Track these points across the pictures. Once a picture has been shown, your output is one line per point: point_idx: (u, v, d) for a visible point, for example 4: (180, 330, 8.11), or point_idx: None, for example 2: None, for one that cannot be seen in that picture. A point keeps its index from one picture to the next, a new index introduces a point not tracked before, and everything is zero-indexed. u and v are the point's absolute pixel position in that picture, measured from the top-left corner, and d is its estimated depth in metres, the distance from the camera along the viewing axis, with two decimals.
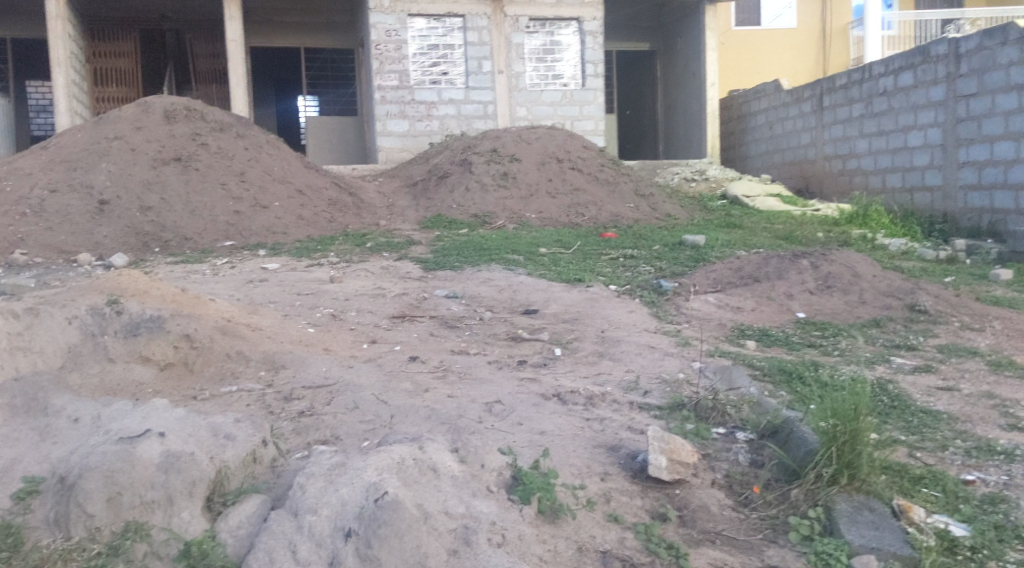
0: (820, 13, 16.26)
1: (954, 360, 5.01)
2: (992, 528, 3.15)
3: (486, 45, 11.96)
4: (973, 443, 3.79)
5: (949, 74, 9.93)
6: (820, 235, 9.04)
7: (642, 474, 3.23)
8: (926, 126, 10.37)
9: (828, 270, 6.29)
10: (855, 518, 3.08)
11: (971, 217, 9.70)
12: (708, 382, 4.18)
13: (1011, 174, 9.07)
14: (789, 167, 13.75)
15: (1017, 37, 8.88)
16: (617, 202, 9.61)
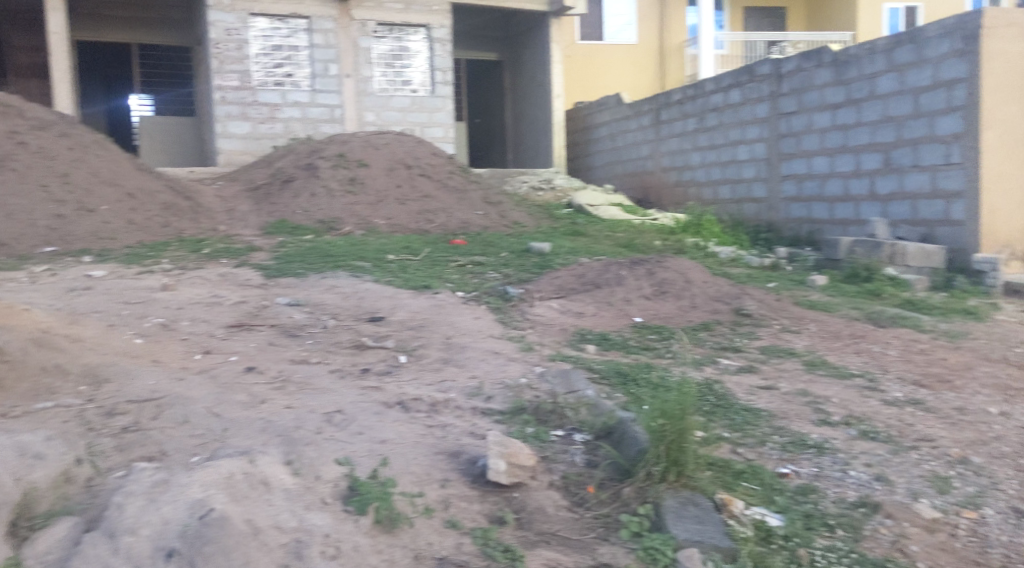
0: (659, 32, 17.02)
1: (774, 360, 5.36)
2: (801, 517, 3.39)
3: (332, 48, 11.78)
4: (788, 437, 4.07)
5: (772, 93, 10.59)
6: (658, 243, 9.45)
7: (481, 479, 3.29)
8: (753, 140, 11.03)
9: (663, 276, 6.59)
10: (680, 514, 3.22)
11: (793, 227, 10.40)
12: (548, 386, 4.28)
13: (826, 187, 9.78)
14: (630, 178, 14.29)
15: (830, 61, 9.58)
16: (466, 208, 9.69)
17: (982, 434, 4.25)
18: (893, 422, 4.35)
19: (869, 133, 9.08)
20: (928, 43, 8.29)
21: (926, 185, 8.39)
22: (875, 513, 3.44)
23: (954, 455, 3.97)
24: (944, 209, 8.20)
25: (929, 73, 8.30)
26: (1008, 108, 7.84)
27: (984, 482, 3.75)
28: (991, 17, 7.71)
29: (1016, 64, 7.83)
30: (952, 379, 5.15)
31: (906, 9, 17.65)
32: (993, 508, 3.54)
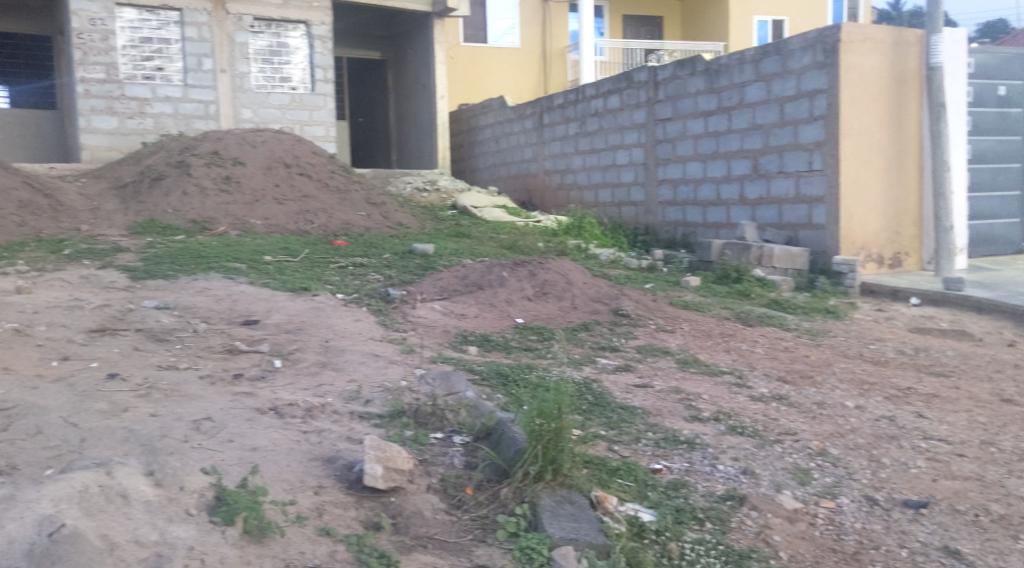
0: (541, 36, 17.24)
1: (650, 359, 5.51)
2: (672, 511, 3.48)
3: (206, 42, 11.38)
4: (662, 434, 4.18)
5: (649, 99, 10.89)
6: (540, 245, 9.55)
7: (357, 484, 3.24)
8: (631, 146, 11.31)
9: (544, 278, 6.66)
10: (556, 512, 3.25)
11: (669, 230, 10.72)
12: (428, 388, 4.24)
13: (700, 191, 10.12)
14: (514, 180, 14.42)
15: (703, 69, 9.92)
16: (347, 209, 9.53)
17: (840, 427, 4.49)
18: (759, 417, 4.54)
19: (740, 140, 9.46)
20: (792, 55, 8.70)
21: (791, 191, 8.80)
22: (741, 505, 3.59)
23: (815, 447, 4.18)
24: (807, 213, 8.62)
25: (793, 84, 8.71)
26: (864, 118, 8.28)
27: (841, 472, 3.95)
28: (849, 32, 8.14)
29: (871, 77, 8.29)
30: (814, 374, 5.41)
31: (774, 22, 18.48)
32: (848, 496, 3.74)
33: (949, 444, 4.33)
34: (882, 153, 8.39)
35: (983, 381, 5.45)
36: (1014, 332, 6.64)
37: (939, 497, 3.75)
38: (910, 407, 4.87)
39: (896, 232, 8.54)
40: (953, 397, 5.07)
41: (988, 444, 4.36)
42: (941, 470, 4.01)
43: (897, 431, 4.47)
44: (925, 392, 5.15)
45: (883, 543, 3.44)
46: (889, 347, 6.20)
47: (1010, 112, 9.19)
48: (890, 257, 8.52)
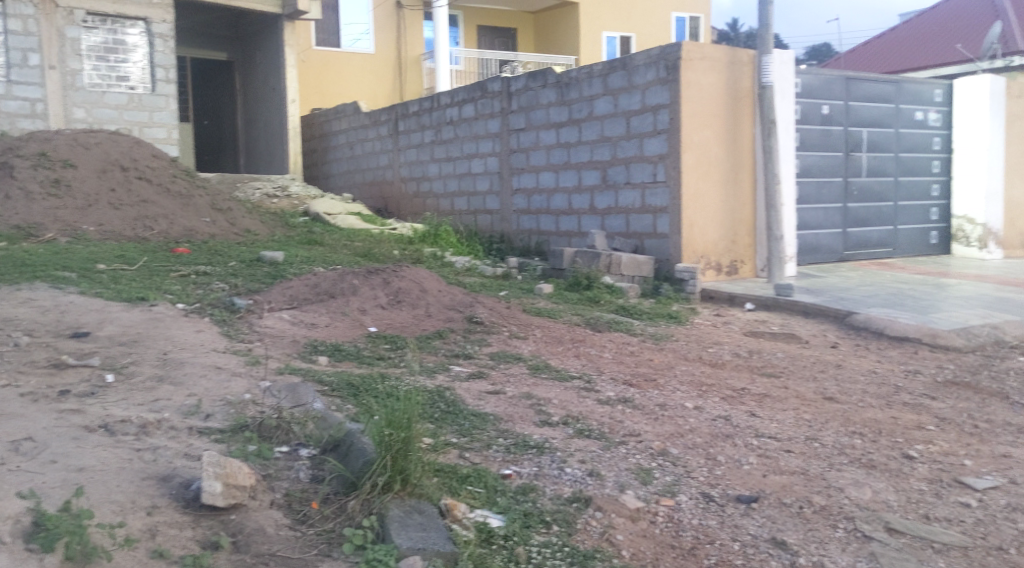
0: (396, 43, 17.15)
1: (502, 366, 5.58)
2: (520, 516, 3.53)
3: (33, 36, 10.66)
4: (512, 440, 4.24)
5: (503, 109, 11.03)
6: (395, 253, 9.48)
7: (195, 503, 3.11)
8: (486, 155, 11.44)
9: (398, 286, 6.63)
10: (404, 522, 3.21)
11: (524, 238, 10.92)
12: (274, 401, 4.11)
13: (552, 201, 10.36)
14: (369, 187, 14.30)
15: (554, 82, 10.14)
16: (191, 215, 9.13)
17: (680, 427, 4.69)
18: (605, 419, 4.67)
19: (589, 151, 9.74)
20: (637, 70, 9.03)
21: (637, 201, 9.13)
22: (586, 506, 3.68)
23: (657, 447, 4.35)
24: (652, 223, 8.98)
25: (638, 98, 9.04)
26: (703, 132, 8.69)
27: (680, 471, 4.12)
28: (688, 50, 8.54)
29: (709, 95, 8.71)
30: (657, 377, 5.63)
31: (622, 38, 19.13)
32: (686, 494, 3.90)
33: (777, 440, 4.60)
34: (720, 166, 8.83)
35: (808, 380, 5.84)
36: (836, 334, 7.14)
37: (768, 491, 3.98)
38: (744, 407, 5.14)
39: (733, 241, 9.00)
40: (782, 397, 5.40)
41: (812, 439, 4.66)
42: (770, 466, 4.25)
43: (732, 430, 4.71)
44: (757, 392, 5.46)
45: (717, 537, 3.61)
46: (725, 350, 6.53)
47: (832, 129, 9.89)
48: (728, 264, 8.98)
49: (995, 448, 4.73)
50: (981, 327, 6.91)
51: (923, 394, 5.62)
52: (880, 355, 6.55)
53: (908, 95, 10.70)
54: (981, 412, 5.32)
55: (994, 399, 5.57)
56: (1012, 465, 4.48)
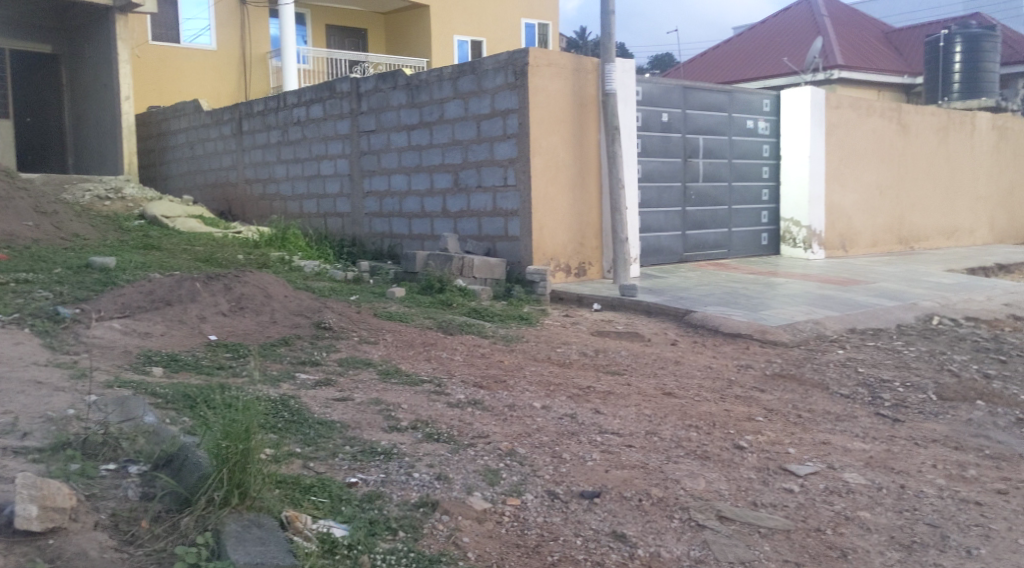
0: (239, 40, 16.56)
1: (350, 372, 5.48)
2: (365, 524, 3.47)
3: None
4: (359, 447, 4.18)
5: (352, 110, 10.86)
6: (240, 257, 9.16)
7: (7, 530, 2.91)
8: (336, 156, 11.24)
9: (240, 292, 6.40)
10: (242, 537, 3.09)
11: (375, 242, 10.80)
12: (100, 415, 3.87)
13: (404, 203, 10.30)
14: (211, 189, 13.77)
15: (404, 84, 10.08)
16: (11, 219, 8.50)
17: (528, 427, 4.76)
18: (454, 422, 4.68)
19: (440, 154, 9.74)
20: (485, 74, 9.11)
21: (488, 205, 9.21)
22: (433, 511, 3.67)
23: (504, 448, 4.39)
24: (503, 226, 9.08)
25: (488, 103, 9.12)
26: (551, 137, 8.86)
27: (526, 470, 4.18)
28: (535, 57, 8.69)
29: (556, 101, 8.90)
30: (505, 378, 5.69)
31: (473, 42, 19.26)
32: (532, 493, 3.97)
33: (619, 436, 4.76)
34: (568, 170, 9.03)
35: (649, 377, 6.06)
36: (676, 332, 7.45)
37: (610, 486, 4.10)
38: (589, 404, 5.28)
39: (580, 243, 9.22)
40: (626, 393, 5.58)
41: (652, 434, 4.84)
42: (612, 461, 4.39)
43: (577, 428, 4.81)
44: (602, 390, 5.62)
45: (561, 533, 3.68)
46: (572, 350, 6.68)
47: (671, 136, 10.34)
48: (577, 266, 9.19)
49: (816, 435, 5.07)
50: (805, 322, 7.39)
51: (753, 387, 5.95)
52: (715, 351, 6.89)
53: (740, 104, 11.29)
54: (804, 402, 5.69)
55: (816, 390, 5.97)
56: (831, 451, 4.81)
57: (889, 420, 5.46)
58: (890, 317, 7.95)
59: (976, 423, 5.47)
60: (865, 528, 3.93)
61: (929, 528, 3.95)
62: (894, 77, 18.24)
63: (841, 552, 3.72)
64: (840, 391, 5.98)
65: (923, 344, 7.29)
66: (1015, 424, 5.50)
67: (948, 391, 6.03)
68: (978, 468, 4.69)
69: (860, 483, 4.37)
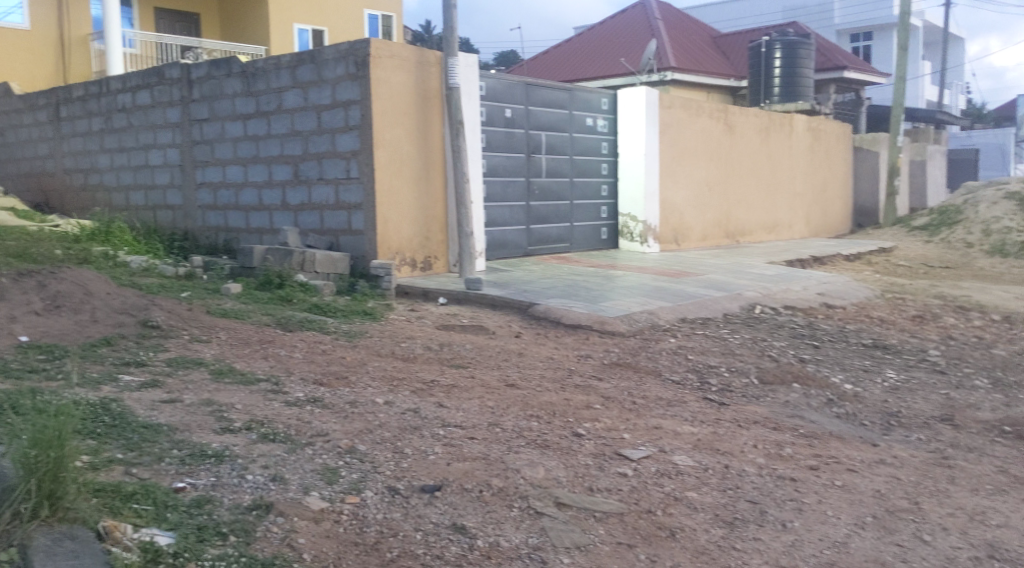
0: (56, 20, 15.46)
1: (180, 372, 5.22)
2: (193, 530, 3.31)
3: None
4: (188, 450, 3.98)
5: (183, 98, 10.36)
6: (58, 252, 8.56)
7: None
8: (165, 146, 10.69)
9: (57, 289, 5.99)
10: (53, 552, 2.88)
11: (209, 236, 10.35)
12: None
13: (241, 195, 9.92)
14: (26, 178, 12.77)
15: (239, 71, 9.70)
16: None
17: (369, 423, 4.69)
18: (292, 421, 4.55)
19: (279, 145, 9.45)
20: (326, 64, 8.91)
21: (330, 197, 9.01)
22: (267, 513, 3.55)
23: (344, 446, 4.31)
24: (346, 220, 8.91)
25: (328, 93, 8.91)
26: (394, 130, 8.77)
27: (367, 467, 4.13)
28: (376, 48, 8.57)
29: (399, 93, 8.81)
30: (347, 375, 5.59)
31: (313, 31, 18.76)
32: (372, 489, 3.91)
33: (462, 429, 4.77)
34: (411, 163, 8.96)
35: (493, 369, 6.12)
36: (519, 324, 7.55)
37: (451, 479, 4.11)
38: (432, 399, 5.26)
39: (425, 237, 9.17)
40: (469, 386, 5.60)
41: (493, 425, 4.89)
42: (454, 454, 4.39)
43: (419, 422, 4.79)
44: (445, 383, 5.62)
45: (400, 529, 3.65)
46: (416, 344, 6.64)
47: (515, 132, 10.48)
48: (422, 260, 9.15)
49: (649, 421, 5.27)
50: (640, 313, 7.67)
51: (591, 376, 6.13)
52: (556, 342, 7.04)
53: (580, 102, 11.57)
54: (639, 390, 5.91)
55: (650, 377, 6.22)
56: (662, 435, 5.01)
57: (715, 404, 5.75)
58: (718, 307, 8.39)
59: (792, 405, 5.87)
60: (692, 508, 4.12)
61: (749, 505, 4.19)
62: (722, 80, 19.23)
63: (670, 532, 3.88)
64: (671, 377, 6.25)
65: (746, 331, 7.73)
66: (826, 404, 5.93)
67: (768, 375, 6.43)
68: (794, 447, 5.02)
69: (689, 465, 4.58)
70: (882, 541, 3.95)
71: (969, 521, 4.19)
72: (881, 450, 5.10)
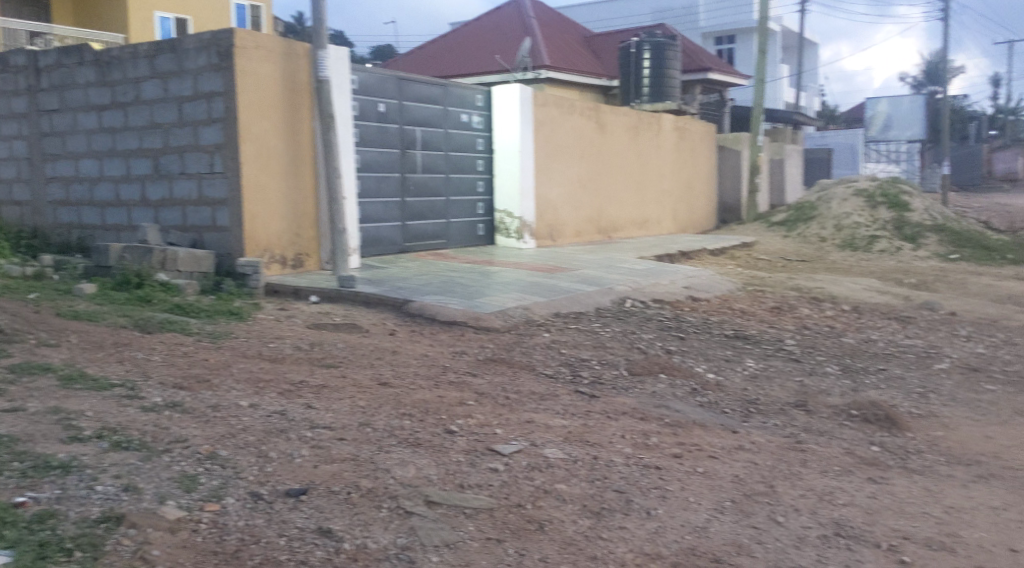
0: None
1: (25, 379, 4.89)
2: (33, 548, 3.12)
3: None
4: (30, 462, 3.73)
5: (30, 87, 9.74)
6: None
7: None
8: (10, 138, 10.03)
9: None
10: None
11: (61, 233, 9.77)
12: None
13: (96, 190, 9.41)
14: None
15: (92, 60, 9.19)
16: None
17: (232, 427, 4.52)
18: (148, 428, 4.34)
19: (137, 138, 9.01)
20: (186, 54, 8.54)
21: (193, 193, 8.66)
22: (117, 525, 3.37)
23: (204, 452, 4.14)
24: (210, 216, 8.57)
25: (190, 84, 8.55)
26: (260, 123, 8.49)
27: (228, 473, 3.98)
28: (240, 38, 8.28)
29: (265, 85, 8.54)
30: (210, 378, 5.37)
31: (176, 20, 17.96)
32: (233, 496, 3.77)
33: (331, 430, 4.67)
34: (280, 158, 8.71)
35: (365, 368, 6.02)
36: (394, 322, 7.46)
37: (317, 482, 4.01)
38: (300, 400, 5.13)
39: (296, 234, 8.93)
40: (339, 386, 5.50)
41: (364, 425, 4.81)
42: (322, 456, 4.29)
43: (286, 424, 4.66)
44: (315, 384, 5.49)
45: (263, 535, 3.53)
46: (286, 344, 6.46)
47: (388, 127, 10.35)
48: (292, 258, 8.91)
49: (521, 415, 5.31)
50: (515, 308, 7.72)
51: (465, 372, 6.12)
52: (431, 339, 6.99)
53: (455, 98, 11.53)
54: (512, 384, 5.95)
55: (523, 372, 6.26)
56: (533, 429, 5.06)
57: (586, 397, 5.85)
58: (590, 301, 8.54)
59: (659, 395, 6.04)
60: (561, 500, 4.17)
61: (616, 494, 4.27)
62: (594, 80, 19.62)
63: (539, 525, 3.92)
64: (545, 371, 6.32)
65: (617, 325, 7.90)
66: (691, 393, 6.13)
67: (637, 366, 6.60)
68: (659, 436, 5.16)
69: (559, 458, 4.64)
70: (740, 524, 4.10)
71: (819, 501, 4.41)
72: (740, 437, 5.31)
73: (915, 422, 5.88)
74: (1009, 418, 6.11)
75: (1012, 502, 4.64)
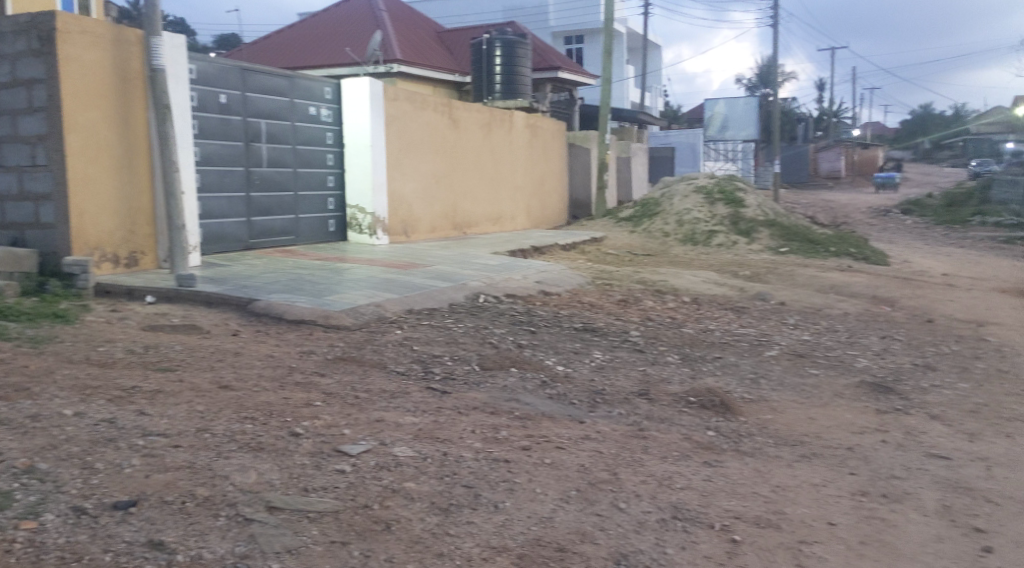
0: None
1: None
2: None
3: None
4: None
5: None
6: None
7: None
8: None
9: None
10: None
11: None
12: None
13: None
14: None
15: None
16: None
17: (54, 438, 4.22)
18: None
19: None
20: (3, 37, 7.90)
21: (13, 187, 8.03)
22: None
23: (20, 466, 3.84)
24: (32, 212, 7.96)
25: (7, 70, 7.92)
26: (88, 113, 7.97)
27: (48, 487, 3.70)
28: (64, 22, 7.74)
29: (92, 73, 8.02)
30: (29, 386, 4.98)
31: None
32: (52, 512, 3.52)
33: (166, 437, 4.43)
34: (111, 150, 8.20)
35: (204, 371, 5.74)
36: (237, 322, 7.17)
37: (148, 492, 3.79)
38: (133, 406, 4.84)
39: (130, 231, 8.44)
40: (176, 391, 5.23)
41: (203, 430, 4.59)
42: (154, 465, 4.07)
43: (116, 433, 4.39)
44: (148, 389, 5.19)
45: (86, 553, 3.33)
46: (117, 348, 6.08)
47: (230, 119, 9.95)
48: (126, 256, 8.42)
49: (371, 414, 5.22)
50: (366, 305, 7.59)
51: (313, 372, 5.96)
52: (277, 339, 6.76)
53: (302, 91, 11.22)
54: (362, 383, 5.84)
55: (374, 370, 6.16)
56: (383, 428, 4.98)
57: (437, 393, 5.81)
58: (443, 297, 8.51)
59: (510, 389, 6.08)
60: (408, 498, 4.12)
61: (464, 490, 4.27)
62: (446, 75, 19.61)
63: (385, 525, 3.85)
64: (396, 369, 6.24)
65: (469, 320, 7.91)
66: (540, 386, 6.21)
67: (488, 361, 6.62)
68: (509, 429, 5.19)
69: (408, 456, 4.59)
70: (583, 512, 4.19)
71: (659, 486, 4.56)
72: (587, 427, 5.43)
73: (747, 407, 6.20)
74: (830, 401, 6.54)
75: (831, 478, 4.97)
